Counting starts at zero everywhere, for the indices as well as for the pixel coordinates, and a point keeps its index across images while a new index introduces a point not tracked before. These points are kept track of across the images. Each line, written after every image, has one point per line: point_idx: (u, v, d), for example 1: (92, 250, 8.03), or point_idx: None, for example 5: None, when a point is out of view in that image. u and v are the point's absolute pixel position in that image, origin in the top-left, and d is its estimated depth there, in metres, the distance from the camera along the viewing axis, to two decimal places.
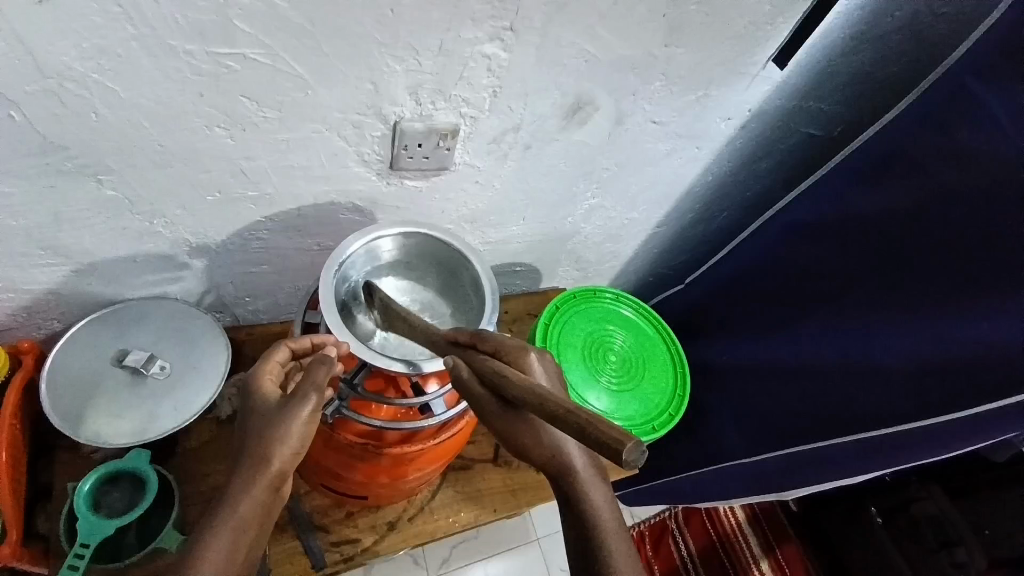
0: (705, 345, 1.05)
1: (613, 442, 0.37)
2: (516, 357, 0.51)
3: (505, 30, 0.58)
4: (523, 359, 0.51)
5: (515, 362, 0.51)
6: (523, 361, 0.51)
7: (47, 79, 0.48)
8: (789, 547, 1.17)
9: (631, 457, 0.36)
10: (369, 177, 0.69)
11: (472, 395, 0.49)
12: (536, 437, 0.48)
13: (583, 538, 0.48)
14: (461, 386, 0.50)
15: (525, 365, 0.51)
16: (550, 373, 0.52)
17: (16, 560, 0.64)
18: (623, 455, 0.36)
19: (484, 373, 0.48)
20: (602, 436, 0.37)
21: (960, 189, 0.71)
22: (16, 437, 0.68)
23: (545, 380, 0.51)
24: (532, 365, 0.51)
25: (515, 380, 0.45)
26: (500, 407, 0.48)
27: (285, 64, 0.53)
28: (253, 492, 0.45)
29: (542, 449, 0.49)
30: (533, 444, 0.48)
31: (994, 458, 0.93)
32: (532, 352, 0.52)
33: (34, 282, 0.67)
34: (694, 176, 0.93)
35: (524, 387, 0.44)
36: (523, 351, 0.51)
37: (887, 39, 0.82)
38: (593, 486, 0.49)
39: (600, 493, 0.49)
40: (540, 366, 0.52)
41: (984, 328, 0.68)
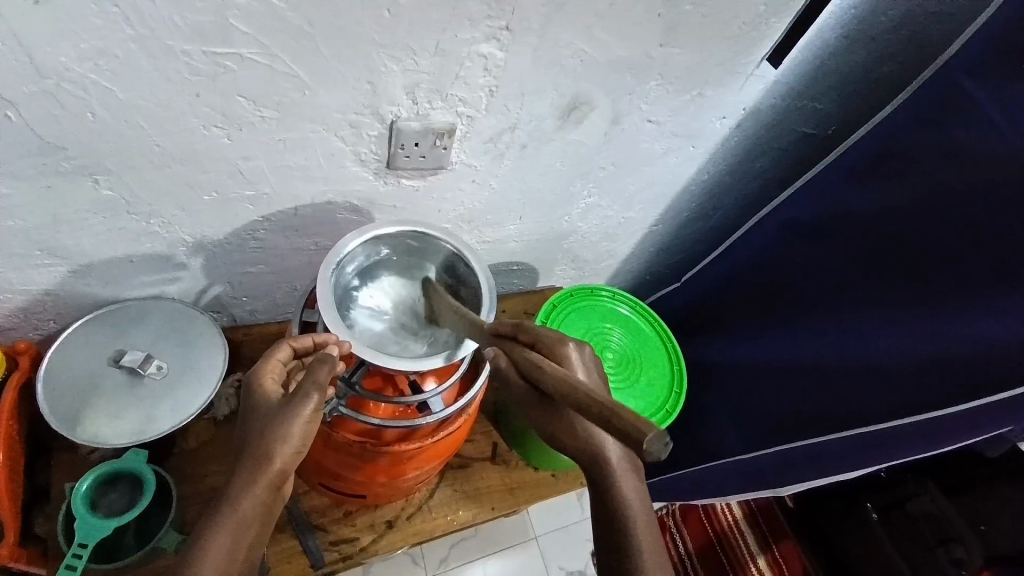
0: (701, 343, 1.05)
1: (636, 432, 0.37)
2: (554, 348, 0.53)
3: (502, 30, 0.58)
4: (561, 349, 0.53)
5: (551, 352, 0.53)
6: (560, 352, 0.53)
7: (45, 79, 0.48)
8: (788, 543, 1.15)
9: (654, 449, 0.36)
10: (366, 177, 0.69)
11: (508, 384, 0.52)
12: (571, 429, 0.50)
13: (612, 528, 0.51)
14: (500, 375, 0.52)
15: (562, 356, 0.53)
16: (588, 365, 0.53)
17: (13, 561, 0.64)
18: (645, 446, 0.36)
19: (521, 362, 0.50)
20: (626, 426, 0.38)
21: (954, 187, 0.71)
22: (14, 438, 0.68)
23: (582, 372, 0.52)
24: (570, 356, 0.53)
25: (549, 370, 0.47)
26: (536, 396, 0.50)
27: (283, 64, 0.53)
28: (253, 491, 0.45)
29: (578, 441, 0.51)
30: (569, 438, 0.51)
31: (988, 453, 0.94)
32: (570, 343, 0.54)
33: (31, 283, 0.67)
34: (690, 175, 0.93)
35: (557, 377, 0.45)
36: (561, 343, 0.53)
37: (881, 39, 0.82)
38: (626, 480, 0.51)
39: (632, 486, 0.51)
40: (577, 357, 0.53)
41: (978, 325, 0.68)
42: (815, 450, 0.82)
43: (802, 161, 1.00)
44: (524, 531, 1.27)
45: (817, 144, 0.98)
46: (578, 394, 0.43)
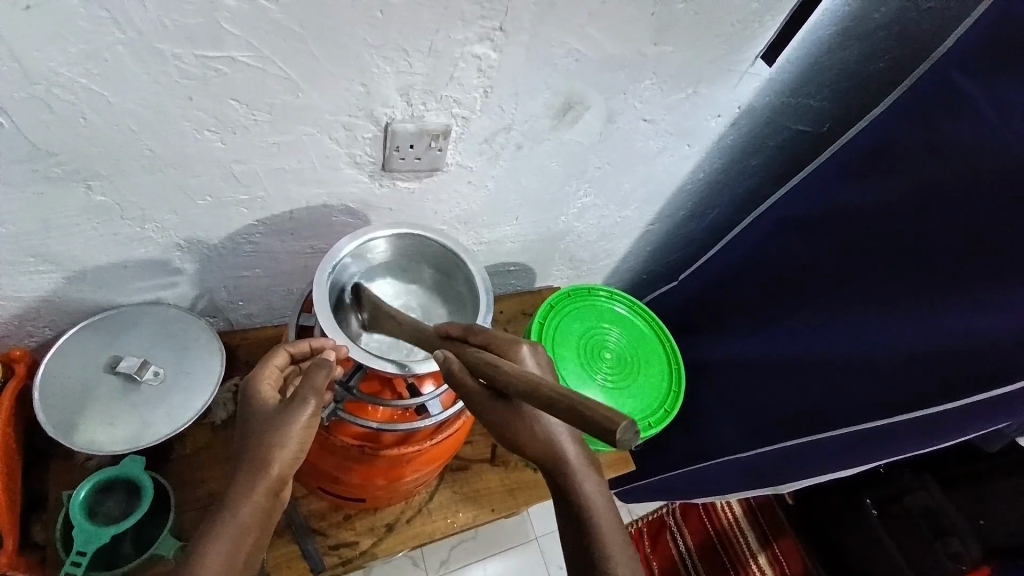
0: (699, 341, 1.05)
1: (608, 424, 0.37)
2: (508, 350, 0.51)
3: (495, 30, 0.58)
4: (515, 350, 0.51)
5: (505, 355, 0.50)
6: (514, 354, 0.51)
7: (35, 85, 0.48)
8: (786, 540, 1.18)
9: (626, 436, 0.36)
10: (361, 179, 0.69)
11: (463, 389, 0.49)
12: (530, 432, 0.47)
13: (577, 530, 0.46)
14: (450, 378, 0.49)
15: (515, 356, 0.50)
16: (543, 365, 0.51)
17: (12, 569, 0.63)
18: (618, 436, 0.36)
19: (476, 365, 0.48)
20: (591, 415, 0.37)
21: (948, 182, 0.71)
22: (9, 446, 0.67)
23: (537, 369, 0.50)
24: (522, 356, 0.50)
25: (503, 366, 0.45)
26: (489, 397, 0.47)
27: (275, 67, 0.53)
28: (252, 496, 0.45)
29: (537, 445, 0.47)
30: (528, 442, 0.47)
31: (988, 447, 0.94)
32: (524, 344, 0.51)
33: (24, 290, 0.66)
34: (685, 174, 0.93)
35: (514, 375, 0.44)
36: (515, 343, 0.51)
37: (873, 35, 0.83)
38: (589, 481, 0.47)
39: (593, 484, 0.47)
40: (532, 357, 0.51)
41: (974, 318, 0.68)
42: (815, 446, 0.82)
43: (798, 159, 1.01)
44: (524, 531, 1.27)
45: (812, 142, 0.98)
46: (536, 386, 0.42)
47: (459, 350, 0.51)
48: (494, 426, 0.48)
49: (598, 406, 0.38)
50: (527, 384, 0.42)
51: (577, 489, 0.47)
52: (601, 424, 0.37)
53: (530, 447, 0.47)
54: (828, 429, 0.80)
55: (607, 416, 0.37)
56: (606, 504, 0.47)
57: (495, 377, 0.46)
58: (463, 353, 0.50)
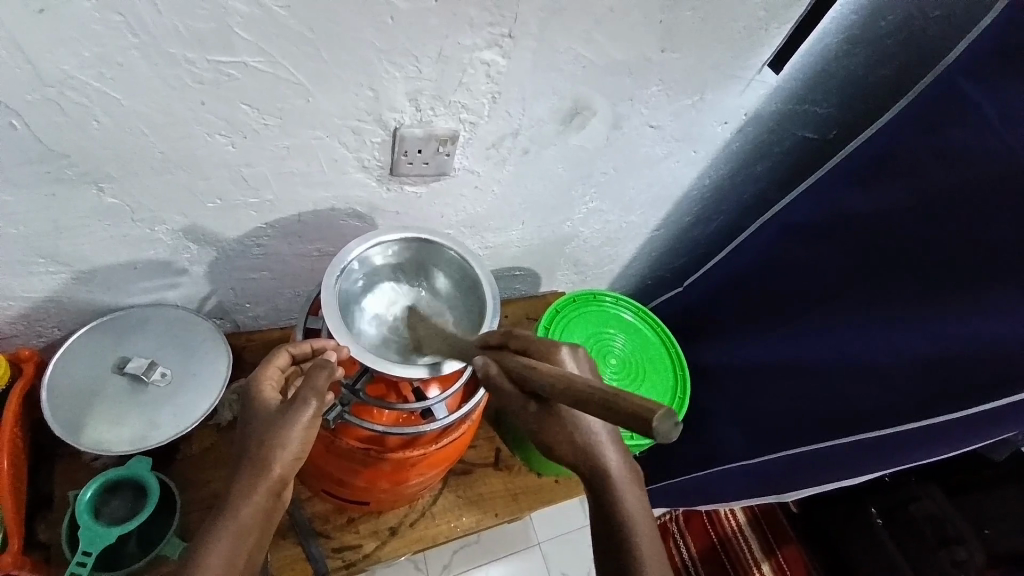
0: (703, 347, 1.05)
1: (645, 412, 0.37)
2: (547, 355, 0.51)
3: (503, 36, 0.58)
4: (554, 355, 0.51)
5: (546, 359, 0.51)
6: (554, 358, 0.51)
7: (48, 87, 0.48)
8: (790, 547, 1.16)
9: (664, 426, 0.36)
10: (369, 183, 0.69)
11: (499, 391, 0.49)
12: (570, 439, 0.48)
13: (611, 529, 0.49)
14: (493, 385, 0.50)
15: (556, 362, 0.50)
16: (582, 368, 0.52)
17: (16, 569, 0.63)
18: (654, 424, 0.36)
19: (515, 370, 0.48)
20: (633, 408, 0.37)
21: (952, 191, 0.71)
22: (17, 446, 0.67)
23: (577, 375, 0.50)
24: (561, 360, 0.51)
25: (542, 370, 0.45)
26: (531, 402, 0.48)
27: (285, 72, 0.54)
28: (253, 497, 0.45)
29: (576, 452, 0.48)
30: (567, 451, 0.49)
31: (993, 456, 0.93)
32: (564, 350, 0.51)
33: (33, 289, 0.67)
34: (691, 180, 0.93)
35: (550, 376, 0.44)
36: (555, 349, 0.51)
37: (880, 43, 0.83)
38: (625, 487, 0.49)
39: (631, 491, 0.49)
40: (573, 363, 0.51)
41: (980, 327, 0.68)
42: (819, 454, 0.81)
43: (803, 166, 1.01)
44: (527, 535, 1.26)
45: (818, 149, 0.98)
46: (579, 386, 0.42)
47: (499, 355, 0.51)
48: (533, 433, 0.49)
49: (637, 402, 0.38)
50: (565, 386, 0.43)
51: (616, 497, 0.48)
52: (640, 416, 0.37)
53: (568, 453, 0.49)
54: (831, 437, 0.80)
55: (644, 409, 0.37)
56: (643, 511, 0.49)
57: (533, 380, 0.46)
58: (504, 357, 0.50)
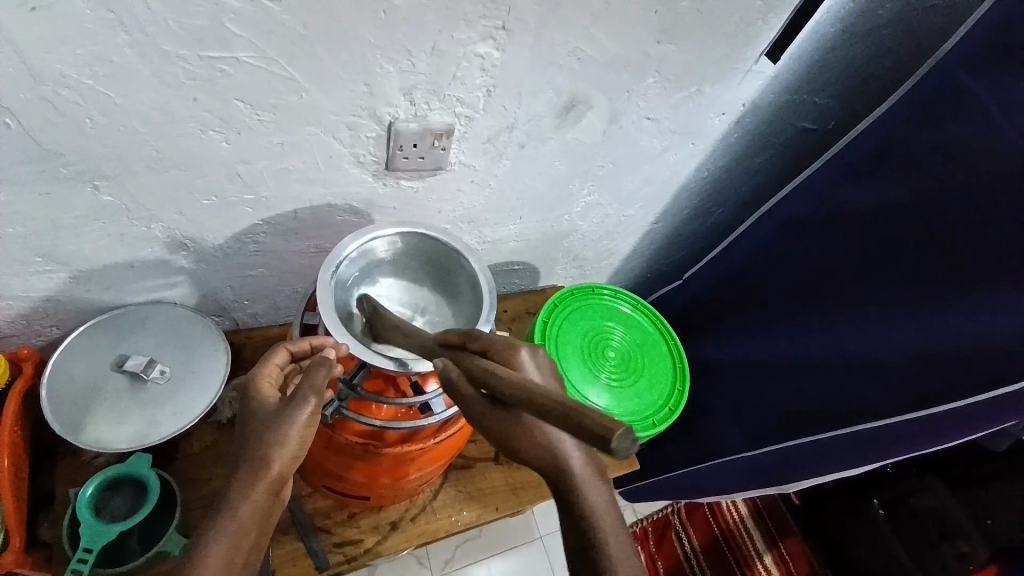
0: (703, 340, 1.05)
1: (603, 432, 0.34)
2: (505, 354, 0.46)
3: (498, 29, 0.58)
4: (513, 354, 0.45)
5: (502, 360, 0.45)
6: (513, 361, 0.45)
7: (43, 86, 0.48)
8: (793, 541, 1.17)
9: (623, 445, 0.34)
10: (365, 179, 0.69)
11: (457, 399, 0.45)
12: (526, 446, 0.39)
13: (590, 571, 0.36)
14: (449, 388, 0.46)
15: (516, 363, 0.45)
16: (543, 370, 0.45)
17: (18, 567, 0.64)
18: (613, 445, 0.33)
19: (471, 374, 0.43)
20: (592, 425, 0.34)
21: (952, 180, 0.71)
22: (18, 444, 0.68)
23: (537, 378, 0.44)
24: (523, 362, 0.45)
25: (499, 373, 0.41)
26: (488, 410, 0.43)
27: (280, 68, 0.54)
28: (252, 497, 0.44)
29: (534, 459, 0.39)
30: (522, 458, 0.39)
31: (994, 447, 0.94)
32: (524, 348, 0.46)
33: (32, 288, 0.67)
34: (689, 173, 0.93)
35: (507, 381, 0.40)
36: (512, 346, 0.46)
37: (879, 34, 0.82)
38: (603, 506, 0.38)
39: (610, 516, 0.37)
40: (534, 361, 0.46)
41: (979, 318, 0.68)
42: (818, 446, 0.81)
43: (803, 158, 1.00)
44: (528, 530, 1.27)
45: (818, 140, 0.98)
46: (535, 394, 0.38)
47: (457, 355, 0.47)
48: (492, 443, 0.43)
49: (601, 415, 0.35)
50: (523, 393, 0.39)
51: (591, 524, 0.37)
52: (597, 435, 0.34)
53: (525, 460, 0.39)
54: (830, 429, 0.80)
55: (604, 425, 0.34)
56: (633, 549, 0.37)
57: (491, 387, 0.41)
58: (461, 359, 0.46)
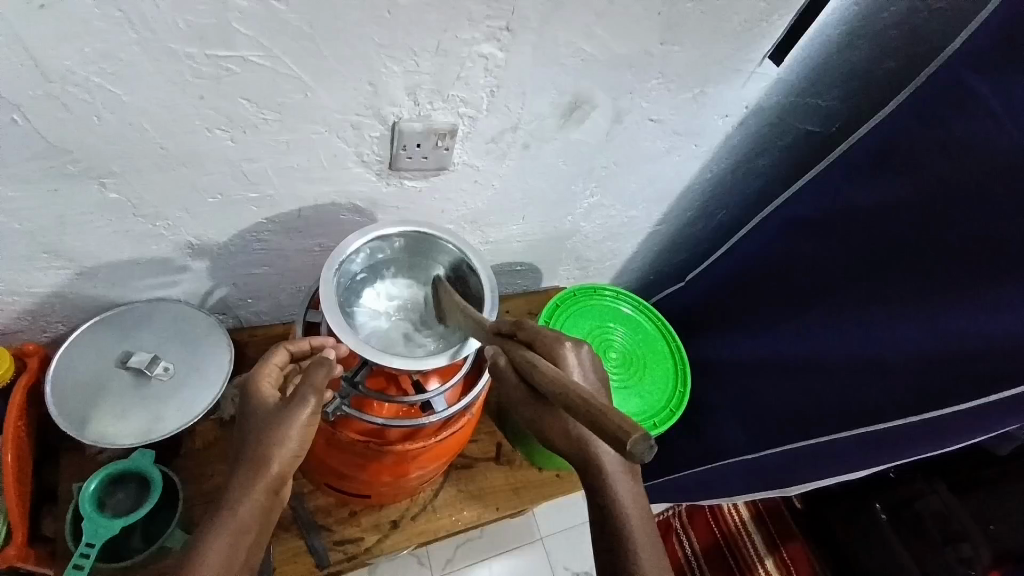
0: (705, 342, 1.05)
1: (620, 433, 0.36)
2: (550, 347, 0.51)
3: (502, 30, 0.58)
4: (557, 348, 0.51)
5: (548, 354, 0.51)
6: (557, 355, 0.51)
7: (50, 83, 0.49)
8: (794, 545, 1.17)
9: (638, 450, 0.36)
10: (369, 178, 0.69)
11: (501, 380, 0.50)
12: (565, 429, 0.48)
13: (608, 522, 0.48)
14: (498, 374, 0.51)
15: (558, 357, 0.51)
16: (585, 369, 0.51)
17: (21, 561, 0.65)
18: (628, 448, 0.36)
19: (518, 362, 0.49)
20: (611, 426, 0.37)
21: (956, 181, 0.71)
22: (22, 439, 0.68)
23: (579, 374, 0.50)
24: (565, 357, 0.51)
25: (542, 368, 0.46)
26: (531, 397, 0.49)
27: (285, 67, 0.54)
28: (252, 496, 0.46)
29: (572, 442, 0.49)
30: (562, 440, 0.49)
31: (998, 451, 0.93)
32: (566, 343, 0.51)
33: (38, 284, 0.67)
34: (692, 174, 0.93)
35: (546, 376, 0.45)
36: (559, 342, 0.51)
37: (883, 36, 0.82)
38: (620, 480, 0.48)
39: (627, 487, 0.48)
40: (575, 358, 0.51)
41: (982, 321, 0.68)
42: (820, 448, 0.81)
43: (807, 160, 1.00)
44: (530, 531, 1.27)
45: (822, 143, 0.98)
46: (569, 393, 0.42)
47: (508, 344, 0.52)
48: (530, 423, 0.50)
49: (617, 417, 0.38)
50: (558, 388, 0.43)
51: (612, 492, 0.48)
52: (615, 436, 0.37)
53: (563, 442, 0.49)
54: (832, 432, 0.80)
55: (622, 427, 0.37)
56: (640, 508, 0.48)
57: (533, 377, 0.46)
58: (510, 348, 0.51)
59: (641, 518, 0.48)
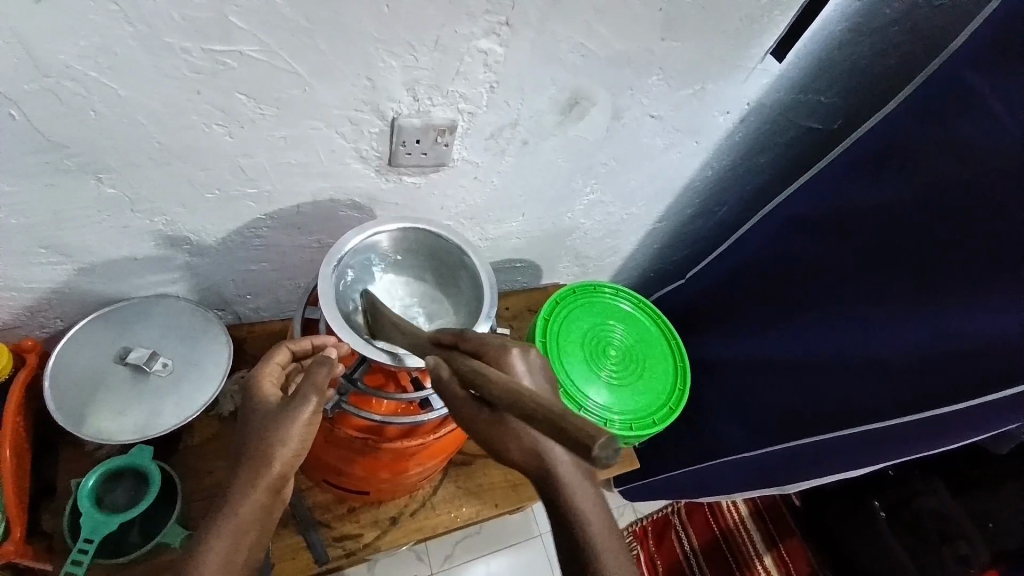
0: (705, 340, 1.05)
1: (588, 438, 0.36)
2: (498, 355, 0.49)
3: (502, 25, 0.58)
4: (505, 355, 0.49)
5: (495, 361, 0.49)
6: (504, 360, 0.48)
7: (47, 77, 0.48)
8: (793, 541, 1.19)
9: (604, 454, 0.36)
10: (367, 174, 0.69)
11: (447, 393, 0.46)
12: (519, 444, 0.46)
13: None
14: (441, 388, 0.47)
15: (507, 363, 0.48)
16: (534, 371, 0.49)
17: (18, 557, 0.65)
18: (595, 452, 0.35)
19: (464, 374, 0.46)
20: (578, 432, 0.36)
21: (957, 181, 0.70)
22: (19, 434, 0.68)
23: (530, 379, 0.48)
24: (514, 363, 0.48)
25: (494, 377, 0.43)
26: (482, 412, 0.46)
27: (283, 62, 0.54)
28: (253, 493, 0.45)
29: (526, 455, 0.42)
30: (516, 452, 0.43)
31: (996, 450, 0.93)
32: (515, 348, 0.49)
33: (36, 280, 0.67)
34: (692, 171, 0.93)
35: (497, 384, 0.43)
36: (505, 349, 0.49)
37: (885, 33, 0.82)
38: None
39: None
40: (525, 363, 0.49)
41: (984, 319, 0.67)
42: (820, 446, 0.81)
43: (807, 157, 1.00)
44: (528, 528, 1.27)
45: (823, 140, 0.97)
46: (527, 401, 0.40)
47: (451, 354, 0.49)
48: (480, 436, 0.44)
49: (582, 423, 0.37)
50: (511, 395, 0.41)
51: None
52: (583, 440, 0.36)
53: None
54: (832, 429, 0.80)
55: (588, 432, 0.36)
56: (610, 530, 0.42)
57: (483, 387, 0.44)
58: (454, 359, 0.48)
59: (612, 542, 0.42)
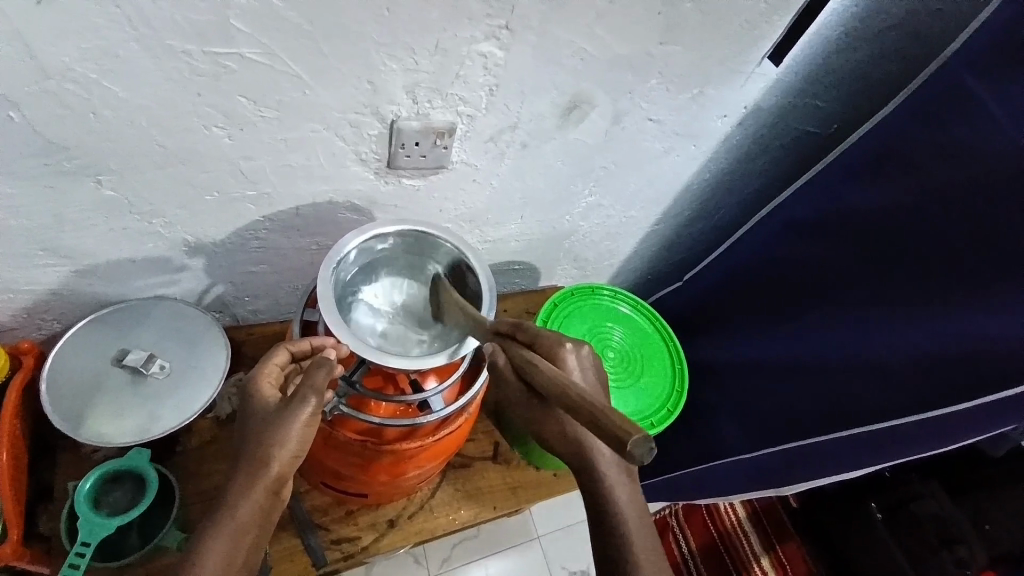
0: (703, 342, 1.05)
1: (623, 433, 0.37)
2: (550, 348, 0.52)
3: (502, 29, 0.58)
4: (557, 350, 0.52)
5: (549, 355, 0.52)
6: (558, 356, 0.52)
7: (47, 79, 0.48)
8: (790, 544, 1.18)
9: (638, 450, 0.36)
10: (367, 177, 0.69)
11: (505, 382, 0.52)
12: (561, 429, 0.50)
13: (601, 521, 0.49)
14: (495, 373, 0.52)
15: (559, 358, 0.52)
16: (585, 368, 0.52)
17: (17, 560, 0.65)
18: (631, 448, 0.36)
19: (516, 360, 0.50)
20: (613, 425, 0.38)
21: (956, 184, 0.71)
22: (18, 436, 0.68)
23: (579, 375, 0.51)
24: (566, 358, 0.52)
25: (543, 370, 0.46)
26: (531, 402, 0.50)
27: (283, 64, 0.54)
28: (251, 495, 0.46)
29: (566, 441, 0.51)
30: (557, 440, 0.51)
31: (993, 452, 0.93)
32: (567, 345, 0.52)
33: (34, 282, 0.67)
34: (691, 175, 0.93)
35: (547, 375, 0.46)
36: (559, 345, 0.52)
37: (883, 38, 0.82)
38: (620, 488, 0.50)
39: (622, 487, 0.50)
40: (575, 359, 0.52)
41: (982, 323, 0.68)
42: (819, 448, 0.81)
43: (805, 161, 1.00)
44: (526, 531, 1.27)
45: (821, 143, 0.98)
46: (573, 395, 0.42)
47: (506, 343, 0.53)
48: (529, 426, 0.52)
49: (617, 420, 0.38)
50: (558, 388, 0.44)
51: (608, 495, 0.49)
52: (617, 439, 0.37)
53: (559, 445, 0.51)
54: (831, 432, 0.80)
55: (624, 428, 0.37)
56: (633, 499, 0.50)
57: (533, 376, 0.47)
58: (508, 348, 0.52)
59: (644, 533, 0.49)
